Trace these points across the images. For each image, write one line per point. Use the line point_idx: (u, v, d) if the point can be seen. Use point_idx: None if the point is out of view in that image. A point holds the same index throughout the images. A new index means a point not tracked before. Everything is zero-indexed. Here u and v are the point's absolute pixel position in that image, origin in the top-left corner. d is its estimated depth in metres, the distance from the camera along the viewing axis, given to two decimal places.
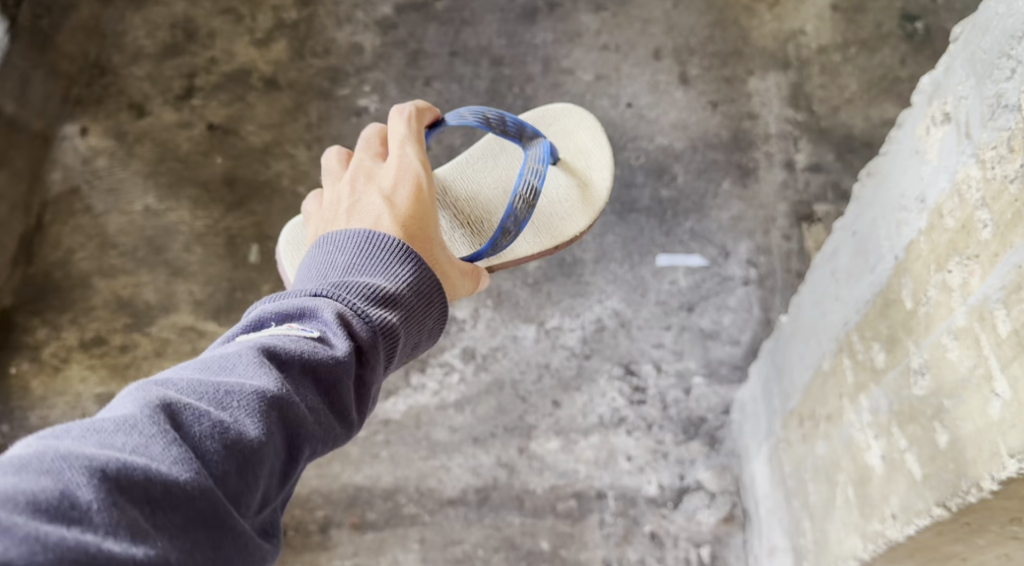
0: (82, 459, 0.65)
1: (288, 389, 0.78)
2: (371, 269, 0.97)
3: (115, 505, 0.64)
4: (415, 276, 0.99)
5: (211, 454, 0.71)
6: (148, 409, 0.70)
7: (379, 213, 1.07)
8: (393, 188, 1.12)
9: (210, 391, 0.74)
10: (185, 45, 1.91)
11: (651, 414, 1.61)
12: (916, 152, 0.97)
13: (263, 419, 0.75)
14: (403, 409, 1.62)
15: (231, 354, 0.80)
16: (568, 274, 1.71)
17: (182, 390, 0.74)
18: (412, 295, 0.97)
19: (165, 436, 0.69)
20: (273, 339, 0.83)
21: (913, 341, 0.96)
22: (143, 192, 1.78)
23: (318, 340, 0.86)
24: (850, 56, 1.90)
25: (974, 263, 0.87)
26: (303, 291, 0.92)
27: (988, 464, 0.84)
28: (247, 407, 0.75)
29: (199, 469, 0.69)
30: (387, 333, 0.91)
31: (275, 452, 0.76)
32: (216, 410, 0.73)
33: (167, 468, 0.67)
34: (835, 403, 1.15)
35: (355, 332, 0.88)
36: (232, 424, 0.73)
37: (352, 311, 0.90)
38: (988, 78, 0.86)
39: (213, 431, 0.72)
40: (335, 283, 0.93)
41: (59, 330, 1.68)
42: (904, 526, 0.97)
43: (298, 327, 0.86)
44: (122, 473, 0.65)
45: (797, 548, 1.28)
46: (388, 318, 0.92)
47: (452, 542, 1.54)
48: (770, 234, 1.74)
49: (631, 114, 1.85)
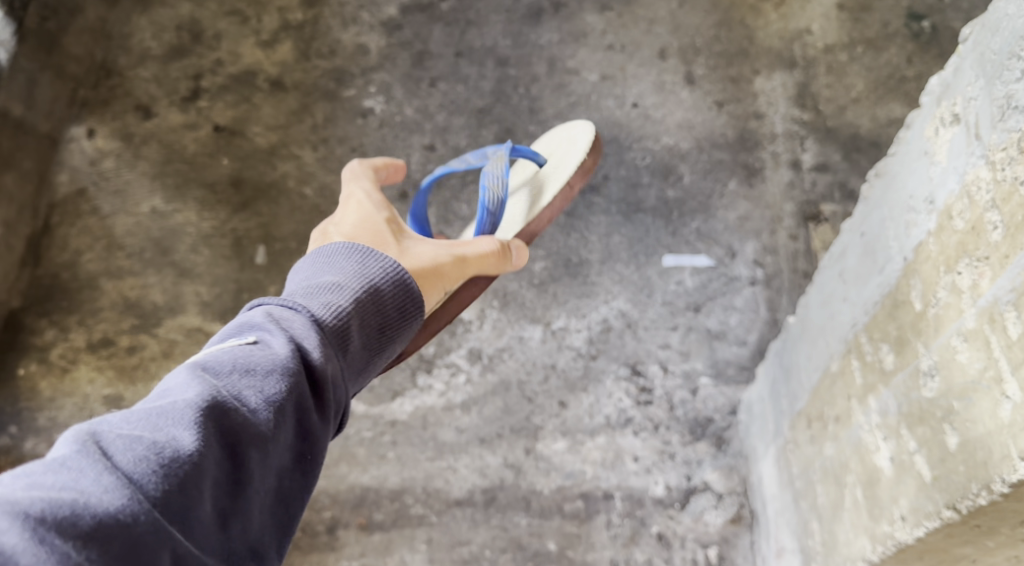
0: (8, 505, 0.68)
1: (224, 399, 0.81)
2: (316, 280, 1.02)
3: (42, 543, 0.67)
4: (360, 276, 1.03)
5: (146, 476, 0.74)
6: (77, 448, 0.73)
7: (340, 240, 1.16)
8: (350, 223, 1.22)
9: (142, 417, 0.78)
10: (191, 47, 1.92)
11: (658, 414, 1.61)
12: (925, 154, 0.97)
13: (197, 433, 0.78)
14: (410, 409, 1.63)
15: (167, 383, 0.84)
16: (574, 275, 1.71)
17: (116, 422, 0.77)
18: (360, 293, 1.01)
19: (94, 470, 0.72)
20: (214, 355, 0.86)
21: (922, 343, 0.96)
22: (150, 193, 1.79)
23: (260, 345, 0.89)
24: (856, 55, 1.89)
25: (984, 265, 0.87)
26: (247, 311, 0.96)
27: (999, 466, 0.84)
28: (181, 426, 0.78)
29: (130, 495, 0.72)
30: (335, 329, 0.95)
31: (217, 461, 0.79)
32: (150, 434, 0.76)
33: (96, 500, 0.71)
34: (843, 404, 1.15)
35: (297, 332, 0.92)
36: (166, 442, 0.76)
37: (293, 316, 0.94)
38: (998, 79, 0.86)
39: (146, 455, 0.75)
40: (280, 299, 0.97)
41: (67, 331, 1.68)
42: (913, 528, 0.97)
43: (238, 338, 0.90)
44: (47, 511, 0.69)
45: (805, 549, 1.28)
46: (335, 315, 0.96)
47: (459, 543, 1.54)
48: (776, 234, 1.73)
49: (637, 114, 1.84)
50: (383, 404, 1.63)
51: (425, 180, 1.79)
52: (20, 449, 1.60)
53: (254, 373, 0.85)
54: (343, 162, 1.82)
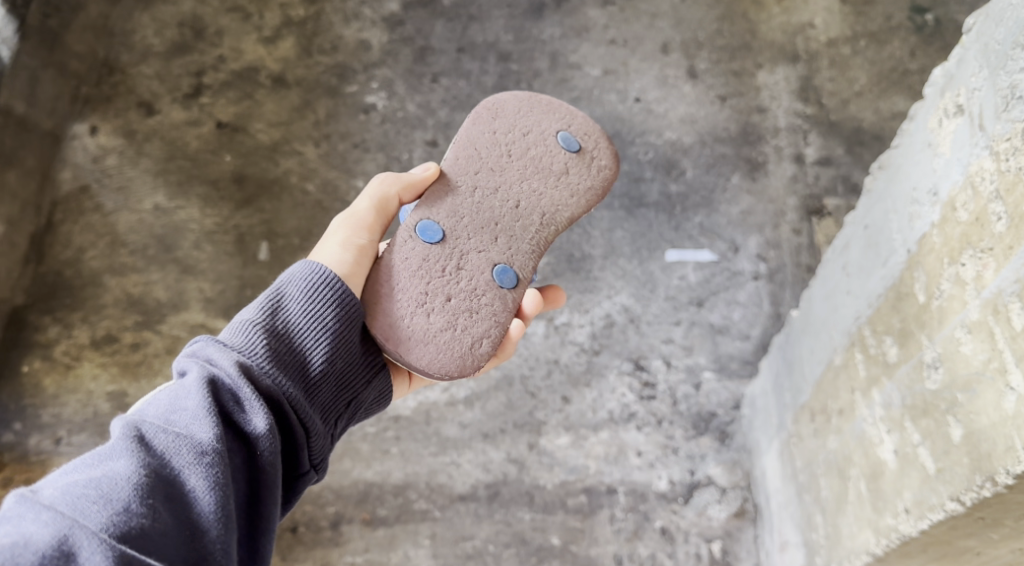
0: None
1: (158, 425, 0.87)
2: None
3: None
4: None
5: (87, 506, 0.79)
6: (19, 500, 0.79)
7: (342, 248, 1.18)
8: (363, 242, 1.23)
9: (82, 462, 0.84)
10: (194, 43, 1.92)
11: (661, 409, 1.61)
12: (928, 145, 0.97)
13: (132, 457, 0.83)
14: (413, 405, 1.63)
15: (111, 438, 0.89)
16: (576, 270, 1.71)
17: (61, 474, 0.84)
18: None
19: (34, 512, 0.78)
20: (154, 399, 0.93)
21: (926, 335, 0.96)
22: (153, 190, 1.79)
23: None
24: (859, 49, 1.89)
25: (987, 256, 0.87)
26: None
27: (1003, 458, 0.84)
28: (117, 455, 0.83)
29: (71, 523, 0.77)
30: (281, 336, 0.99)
31: (160, 476, 0.84)
32: (89, 472, 0.82)
33: (36, 534, 0.76)
34: (847, 398, 1.15)
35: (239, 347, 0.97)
36: (104, 473, 0.82)
37: None
38: (1002, 69, 0.85)
39: (85, 488, 0.80)
40: None
41: (70, 328, 1.68)
42: (917, 521, 0.97)
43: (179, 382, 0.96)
44: None
45: (808, 543, 1.28)
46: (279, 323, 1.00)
47: (463, 538, 1.54)
48: (780, 228, 1.73)
49: (640, 108, 1.84)
50: None
51: None
52: (24, 445, 1.60)
53: (185, 397, 0.90)
54: (346, 158, 1.82)
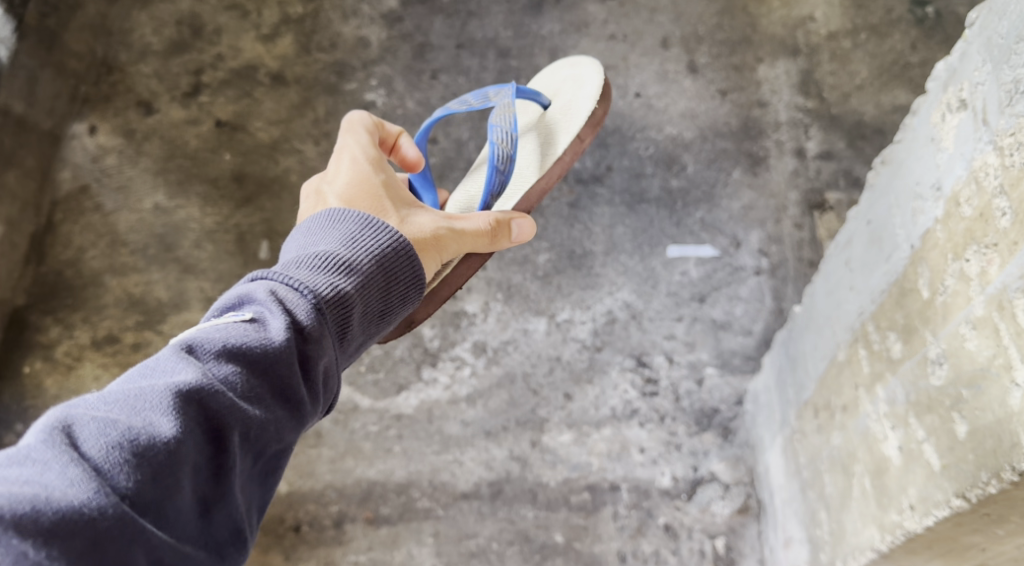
0: None
1: (210, 380, 0.83)
2: (328, 239, 1.02)
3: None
4: (378, 245, 1.03)
5: (116, 467, 0.76)
6: (46, 436, 0.76)
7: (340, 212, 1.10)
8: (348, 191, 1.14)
9: (120, 399, 0.80)
10: (192, 41, 1.91)
11: (664, 406, 1.61)
12: (931, 140, 0.96)
13: (175, 417, 0.80)
14: (415, 403, 1.62)
15: (152, 360, 0.85)
16: (578, 266, 1.71)
17: (95, 403, 0.80)
18: (372, 265, 1.01)
19: (62, 460, 0.74)
20: (204, 331, 0.88)
21: (930, 331, 0.95)
22: (153, 189, 1.78)
23: (252, 322, 0.90)
24: (860, 42, 1.88)
25: (992, 252, 0.86)
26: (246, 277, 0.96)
27: (1009, 454, 0.83)
28: (159, 408, 0.80)
29: (98, 488, 0.74)
30: (340, 303, 0.95)
31: (194, 447, 0.81)
32: (127, 417, 0.79)
33: (61, 493, 0.73)
34: (850, 393, 1.14)
35: (300, 309, 0.92)
36: (141, 429, 0.78)
37: (291, 287, 0.93)
38: (1006, 63, 0.85)
39: (120, 441, 0.77)
40: (288, 261, 0.98)
41: (71, 329, 1.68)
42: (922, 517, 0.96)
43: (233, 313, 0.91)
44: (11, 507, 0.71)
45: (813, 539, 1.27)
46: (340, 287, 0.96)
47: (466, 536, 1.54)
48: (781, 223, 1.73)
49: (640, 104, 1.84)
50: (388, 399, 1.63)
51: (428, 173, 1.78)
52: None
53: (247, 354, 0.86)
54: None
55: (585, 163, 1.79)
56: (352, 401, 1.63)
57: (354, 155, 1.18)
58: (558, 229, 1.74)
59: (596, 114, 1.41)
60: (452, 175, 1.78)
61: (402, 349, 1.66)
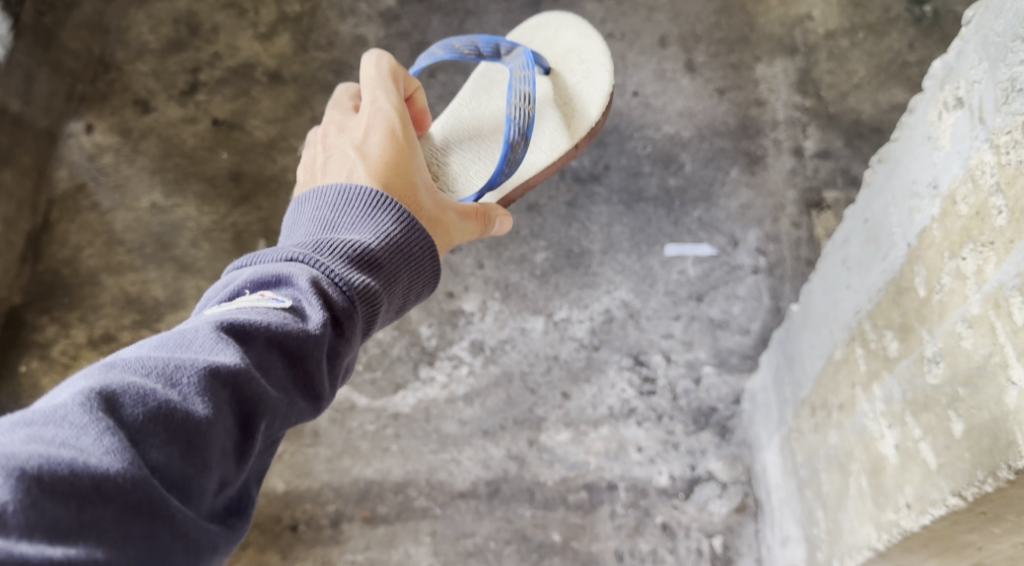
0: (9, 456, 0.69)
1: (247, 362, 0.83)
2: (359, 227, 1.03)
3: (34, 503, 0.69)
4: (406, 242, 1.04)
5: (151, 440, 0.76)
6: (86, 399, 0.74)
7: (356, 167, 1.12)
8: (365, 136, 1.17)
9: (159, 367, 0.79)
10: (189, 40, 1.91)
11: (661, 405, 1.61)
12: (928, 139, 0.96)
13: (211, 397, 0.80)
14: (413, 402, 1.62)
15: (188, 331, 0.84)
16: (575, 265, 1.71)
17: (134, 368, 0.79)
18: (397, 262, 1.03)
19: (98, 427, 0.73)
20: (242, 311, 0.88)
21: (927, 330, 0.95)
22: (150, 188, 1.78)
23: (289, 308, 0.90)
24: (858, 41, 1.88)
25: (988, 250, 0.86)
26: (279, 255, 0.96)
27: (1005, 453, 0.83)
28: (196, 385, 0.79)
29: (132, 459, 0.73)
30: (367, 298, 0.97)
31: (226, 427, 0.81)
32: (164, 388, 0.78)
33: (98, 460, 0.72)
34: (847, 392, 1.14)
35: (331, 301, 0.93)
36: (179, 403, 0.78)
37: (328, 278, 0.94)
38: (1002, 61, 0.85)
39: (155, 412, 0.77)
40: (323, 244, 0.99)
41: (68, 328, 1.68)
42: (919, 516, 0.96)
43: (270, 296, 0.91)
44: (47, 470, 0.70)
45: (810, 538, 1.27)
46: (370, 283, 0.97)
47: (464, 535, 1.54)
48: (779, 222, 1.73)
49: (637, 102, 1.83)
50: (385, 398, 1.63)
51: None
52: None
53: (280, 339, 0.88)
54: None
55: (583, 162, 1.79)
56: (349, 400, 1.63)
57: (390, 126, 1.18)
58: (556, 228, 1.74)
59: (593, 125, 1.41)
60: None
61: (399, 348, 1.66)
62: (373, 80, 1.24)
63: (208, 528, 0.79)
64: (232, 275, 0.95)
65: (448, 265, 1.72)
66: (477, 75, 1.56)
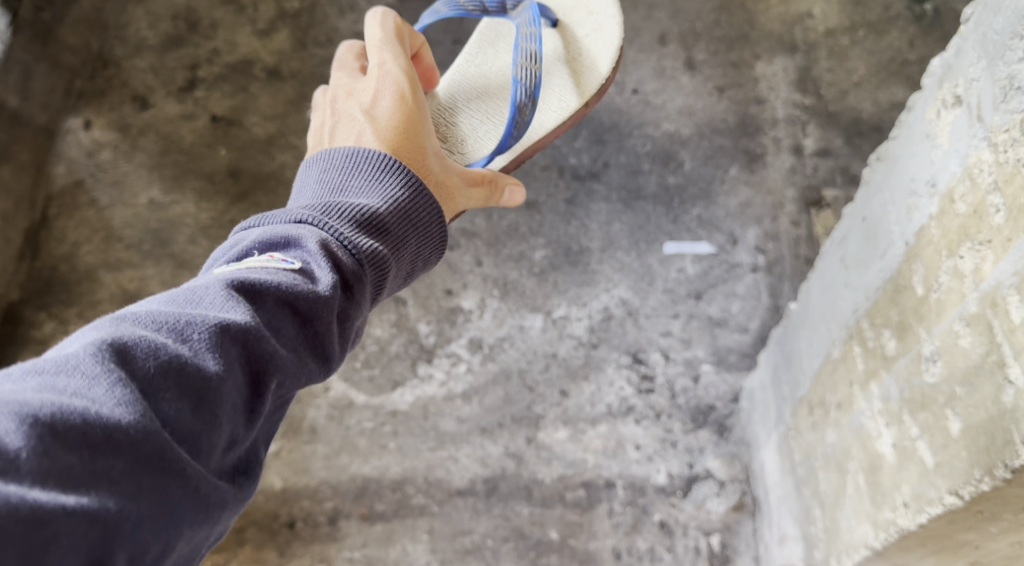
0: (19, 404, 0.68)
1: (258, 321, 0.82)
2: (365, 193, 1.02)
3: (47, 451, 0.67)
4: (410, 206, 1.04)
5: (161, 395, 0.74)
6: (97, 349, 0.73)
7: (363, 130, 1.12)
8: (372, 101, 1.18)
9: (169, 322, 0.78)
10: (188, 36, 1.90)
11: (660, 403, 1.61)
12: (926, 137, 0.96)
13: (223, 353, 0.78)
14: (411, 400, 1.62)
15: (198, 289, 0.83)
16: (574, 263, 1.70)
17: (144, 322, 0.78)
18: (403, 226, 1.02)
19: (109, 377, 0.72)
20: (252, 271, 0.86)
21: (924, 328, 0.95)
22: (148, 184, 1.78)
23: (299, 270, 0.89)
24: (858, 39, 1.88)
25: (986, 248, 0.86)
26: (287, 218, 0.95)
27: (1002, 451, 0.83)
28: (207, 340, 0.78)
29: (144, 410, 0.72)
30: (373, 263, 0.96)
31: (237, 385, 0.79)
32: (175, 342, 0.77)
33: (110, 410, 0.70)
34: (845, 391, 1.14)
35: (339, 263, 0.92)
36: (190, 358, 0.77)
37: (336, 241, 0.93)
38: (1000, 59, 0.84)
39: (165, 366, 0.75)
40: (329, 207, 0.97)
41: (66, 324, 1.68)
42: (916, 514, 0.96)
43: (279, 257, 0.90)
44: (59, 417, 0.68)
45: (807, 536, 1.27)
46: (377, 248, 0.96)
47: (461, 532, 1.53)
48: (778, 220, 1.72)
49: (637, 100, 1.83)
50: (383, 395, 1.63)
51: None
52: None
53: (291, 300, 0.86)
54: None
55: (582, 160, 1.78)
56: (347, 398, 1.63)
57: (405, 96, 1.18)
58: (554, 225, 1.74)
59: (604, 83, 1.41)
60: None
61: (397, 346, 1.66)
62: (387, 41, 1.25)
63: (220, 487, 0.77)
64: (240, 236, 0.94)
65: (447, 263, 1.71)
66: (482, 30, 1.55)
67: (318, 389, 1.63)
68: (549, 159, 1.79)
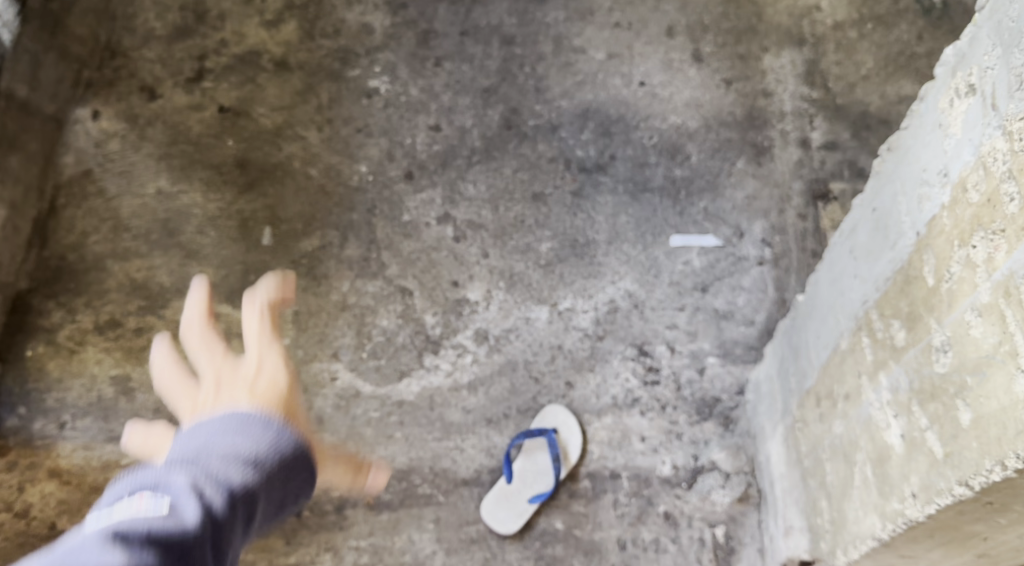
0: None
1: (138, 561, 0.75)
2: (231, 438, 0.92)
3: None
4: (284, 453, 0.95)
5: None
6: None
7: (242, 399, 1.04)
8: (254, 379, 1.10)
9: None
10: (195, 27, 1.91)
11: (665, 395, 1.61)
12: (939, 126, 0.96)
13: None
14: (417, 390, 1.62)
15: (68, 555, 0.76)
16: (580, 255, 1.71)
17: None
18: (278, 472, 0.93)
19: None
20: (116, 523, 0.78)
21: (935, 318, 0.95)
22: (156, 174, 1.78)
23: (171, 512, 0.81)
24: (867, 32, 1.87)
25: (999, 237, 0.86)
26: (149, 468, 0.86)
27: (1013, 442, 0.83)
28: None
29: None
30: (246, 498, 0.88)
31: None
32: None
33: None
34: (853, 382, 1.14)
35: (213, 504, 0.84)
36: None
37: (206, 479, 0.86)
38: (1016, 46, 0.84)
39: None
40: (194, 457, 0.88)
41: (74, 313, 1.68)
42: (924, 505, 0.96)
43: (149, 501, 0.81)
44: None
45: (813, 528, 1.28)
46: (249, 482, 0.89)
47: (467, 522, 1.54)
48: (785, 213, 1.72)
49: (644, 93, 1.83)
50: (390, 385, 1.63)
51: (431, 160, 1.79)
52: (29, 430, 1.60)
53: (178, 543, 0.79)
54: (349, 142, 1.81)
55: (588, 152, 1.79)
56: (353, 388, 1.63)
57: (274, 382, 1.10)
58: (561, 217, 1.74)
59: None
60: (455, 162, 1.79)
61: (404, 336, 1.66)
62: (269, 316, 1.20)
63: None
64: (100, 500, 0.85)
65: (453, 254, 1.72)
66: None
67: (325, 379, 1.63)
68: (556, 151, 1.79)
